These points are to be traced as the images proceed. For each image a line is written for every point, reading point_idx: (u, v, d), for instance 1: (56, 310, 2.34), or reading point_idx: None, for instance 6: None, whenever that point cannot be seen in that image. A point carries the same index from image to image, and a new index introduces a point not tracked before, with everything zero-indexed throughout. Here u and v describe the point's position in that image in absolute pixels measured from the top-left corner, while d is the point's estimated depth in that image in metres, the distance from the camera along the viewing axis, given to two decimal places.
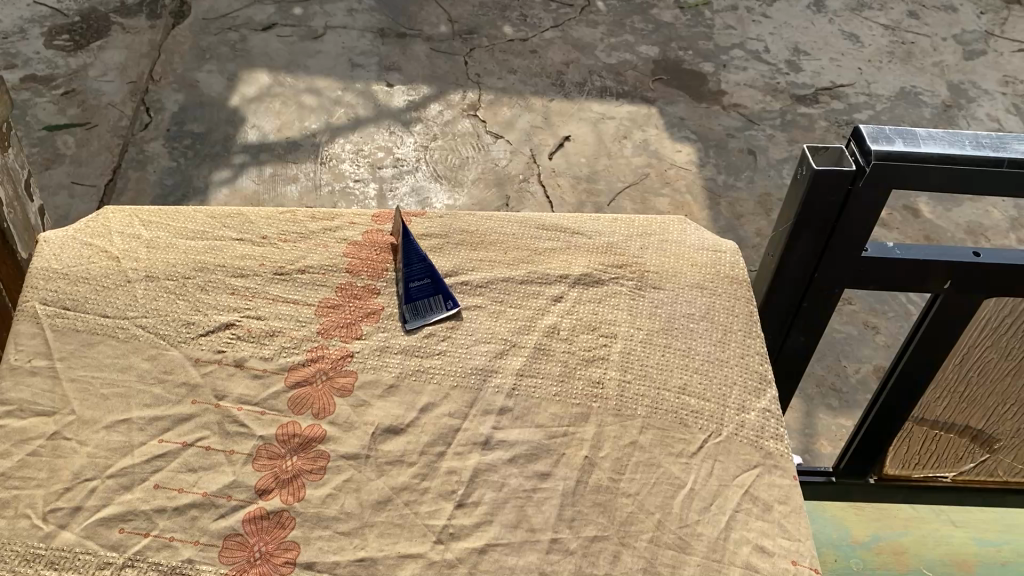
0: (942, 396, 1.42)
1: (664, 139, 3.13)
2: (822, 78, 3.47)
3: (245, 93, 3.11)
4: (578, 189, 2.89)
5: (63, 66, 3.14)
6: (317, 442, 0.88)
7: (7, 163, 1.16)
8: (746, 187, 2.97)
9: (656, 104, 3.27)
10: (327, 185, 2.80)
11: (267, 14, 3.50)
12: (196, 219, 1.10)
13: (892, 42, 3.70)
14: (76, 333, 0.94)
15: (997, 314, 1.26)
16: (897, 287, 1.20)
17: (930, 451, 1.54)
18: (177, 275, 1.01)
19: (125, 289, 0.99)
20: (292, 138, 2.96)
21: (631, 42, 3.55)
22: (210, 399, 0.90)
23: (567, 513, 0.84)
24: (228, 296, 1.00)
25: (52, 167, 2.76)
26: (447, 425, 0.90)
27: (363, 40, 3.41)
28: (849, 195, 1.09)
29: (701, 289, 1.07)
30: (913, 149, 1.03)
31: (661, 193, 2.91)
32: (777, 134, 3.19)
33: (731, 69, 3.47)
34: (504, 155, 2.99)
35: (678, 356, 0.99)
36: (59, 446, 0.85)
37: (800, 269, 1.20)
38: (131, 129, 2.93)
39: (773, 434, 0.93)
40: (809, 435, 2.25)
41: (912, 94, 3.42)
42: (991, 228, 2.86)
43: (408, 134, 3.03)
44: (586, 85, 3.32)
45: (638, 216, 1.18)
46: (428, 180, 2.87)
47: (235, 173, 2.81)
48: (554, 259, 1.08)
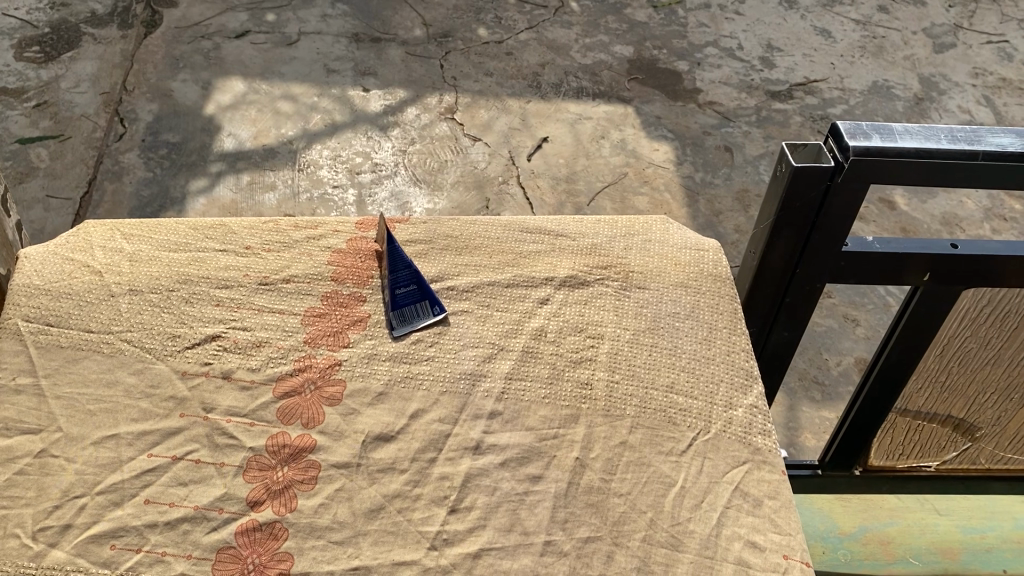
0: (925, 385, 1.43)
1: (641, 138, 3.14)
2: (795, 74, 3.50)
3: (220, 101, 3.09)
4: (557, 190, 2.91)
5: (34, 78, 3.11)
6: (308, 452, 0.88)
7: None
8: (723, 184, 2.99)
9: (633, 103, 3.28)
10: (307, 191, 2.79)
11: (240, 21, 3.48)
12: (177, 231, 1.08)
13: (863, 37, 3.74)
14: (60, 349, 0.93)
15: (976, 305, 1.27)
16: (877, 279, 1.22)
17: (914, 441, 1.55)
18: (161, 287, 1.00)
19: (109, 303, 0.97)
20: (270, 145, 2.95)
21: (606, 42, 3.57)
22: (198, 412, 0.89)
23: (561, 514, 0.84)
24: (214, 307, 0.99)
25: (25, 181, 2.73)
26: (438, 431, 0.90)
27: (338, 46, 3.40)
28: (829, 191, 1.10)
29: (686, 288, 1.07)
30: (890, 144, 1.04)
31: (640, 191, 2.93)
32: (752, 131, 3.22)
33: (705, 67, 3.50)
34: (482, 157, 2.99)
35: (664, 355, 0.99)
36: (46, 463, 0.84)
37: (783, 265, 1.21)
38: (106, 139, 2.91)
39: (761, 430, 0.94)
40: (793, 428, 2.27)
41: (884, 88, 3.46)
42: (966, 218, 2.91)
43: (386, 139, 3.03)
44: (562, 86, 3.33)
45: (621, 217, 1.19)
46: (408, 184, 2.87)
47: (212, 181, 2.80)
48: (540, 262, 1.08)
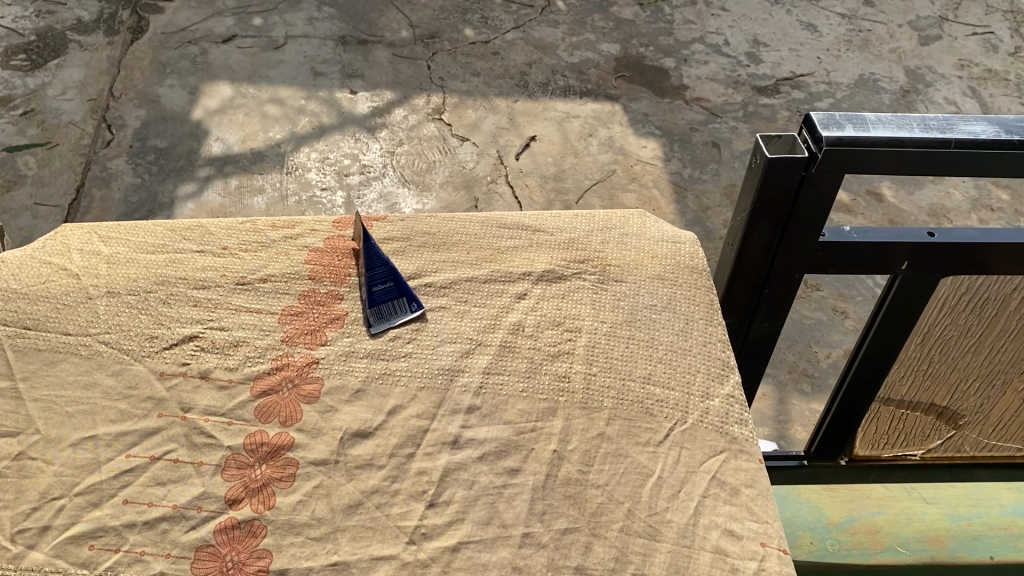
0: (907, 374, 1.44)
1: (629, 135, 3.15)
2: (782, 69, 3.52)
3: (207, 106, 3.10)
4: (546, 188, 2.91)
5: (21, 86, 3.10)
6: (286, 450, 0.88)
7: None
8: (711, 180, 3.00)
9: (620, 101, 3.29)
10: (295, 194, 2.80)
11: (226, 25, 3.48)
12: (155, 233, 1.08)
13: (849, 31, 3.76)
14: (38, 352, 0.93)
15: (954, 293, 1.28)
16: (855, 269, 1.22)
17: (899, 430, 1.56)
18: (138, 289, 1.00)
19: (86, 305, 0.97)
20: (257, 149, 2.96)
21: (592, 40, 3.57)
22: (176, 412, 0.89)
23: (538, 507, 0.85)
24: (191, 308, 0.99)
25: (13, 189, 2.73)
26: (416, 427, 0.90)
27: (325, 48, 3.41)
28: (803, 181, 1.11)
29: (663, 280, 1.07)
30: (863, 133, 1.05)
31: (628, 188, 2.94)
32: (740, 126, 3.23)
33: (692, 64, 3.51)
34: (470, 157, 3.00)
35: (641, 347, 1.00)
36: (24, 466, 0.85)
37: (761, 256, 1.22)
38: (93, 146, 2.91)
39: (738, 420, 0.95)
40: (783, 421, 2.28)
41: (871, 81, 3.47)
42: (953, 209, 2.92)
43: (374, 140, 3.03)
44: (550, 85, 3.33)
45: (599, 211, 1.19)
46: (396, 185, 2.87)
47: (200, 186, 2.80)
48: (517, 257, 1.09)
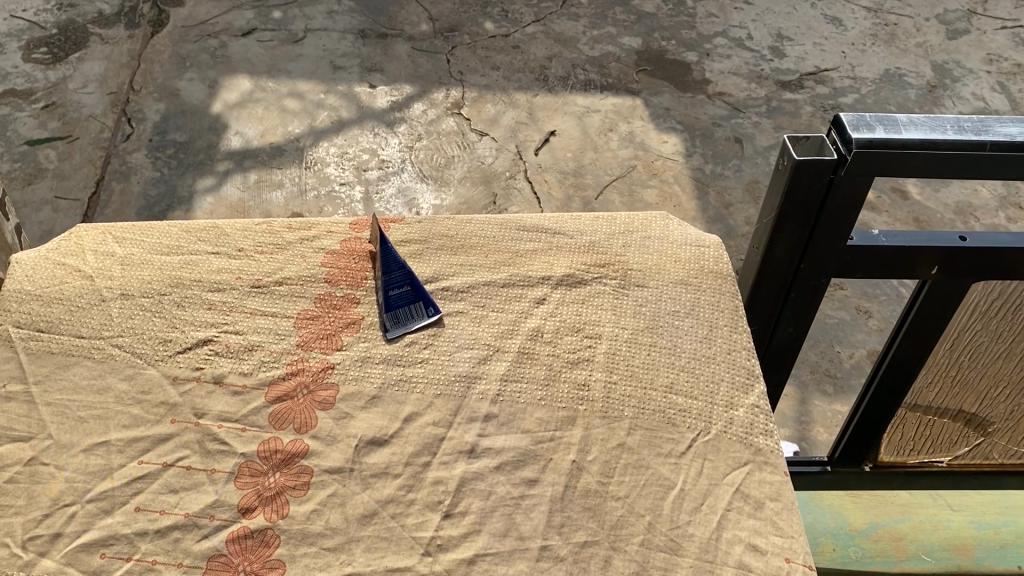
0: (935, 380, 1.40)
1: (650, 131, 3.11)
2: (806, 63, 3.46)
3: (227, 100, 3.09)
4: (565, 184, 2.89)
5: (42, 79, 3.11)
6: (300, 457, 0.86)
7: None
8: (733, 176, 2.96)
9: (641, 95, 3.26)
10: (314, 189, 2.79)
11: (246, 19, 3.48)
12: (170, 234, 1.06)
13: (875, 24, 3.70)
14: (51, 355, 0.92)
15: (985, 298, 1.24)
16: (883, 273, 1.19)
17: (925, 436, 1.52)
18: (152, 292, 0.98)
19: (100, 308, 0.96)
20: (276, 143, 2.95)
21: (613, 34, 3.54)
22: (189, 417, 0.88)
23: (557, 518, 0.83)
24: (206, 311, 0.97)
25: (34, 182, 2.74)
26: (432, 435, 0.88)
27: (344, 42, 3.39)
28: (832, 184, 1.08)
29: (687, 286, 1.04)
30: (894, 135, 1.02)
31: (649, 184, 2.91)
32: (763, 121, 3.18)
33: (714, 58, 3.46)
34: (489, 152, 2.97)
35: (663, 354, 0.97)
36: (36, 471, 0.84)
37: (787, 259, 1.19)
38: (113, 140, 2.91)
39: (763, 430, 0.92)
40: (805, 422, 2.24)
41: (896, 76, 3.42)
42: (981, 207, 2.86)
43: (393, 135, 3.02)
44: (570, 79, 3.30)
45: (621, 213, 1.16)
46: (415, 180, 2.86)
47: (219, 180, 2.79)
48: (536, 260, 1.06)
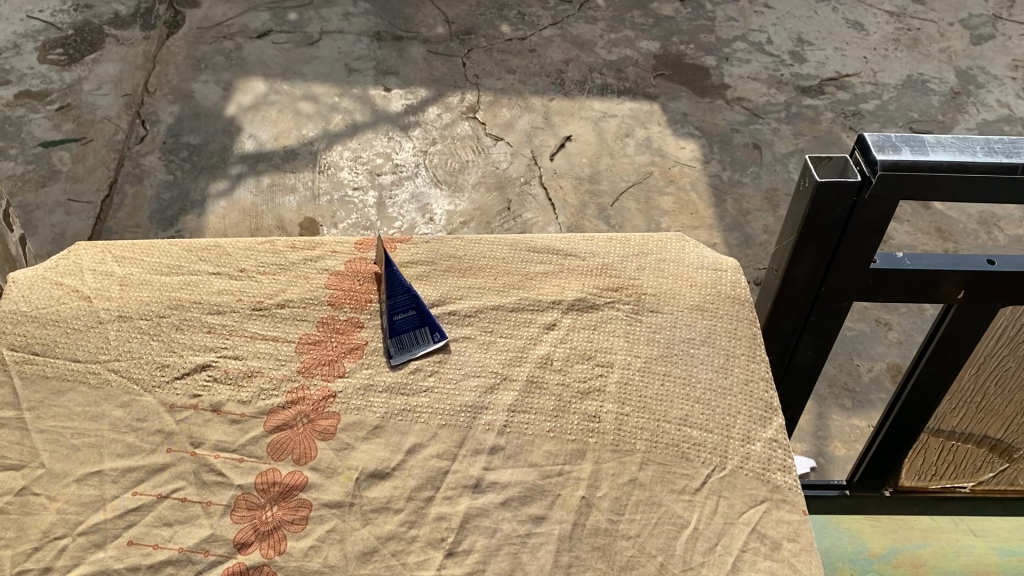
0: (959, 406, 1.36)
1: (667, 136, 3.07)
2: (826, 68, 3.41)
3: (241, 102, 3.07)
4: (580, 190, 2.85)
5: (58, 80, 3.11)
6: (298, 490, 0.83)
7: None
8: (752, 183, 2.91)
9: (659, 100, 3.21)
10: (327, 194, 2.77)
11: (261, 21, 3.46)
12: (171, 252, 1.04)
13: (897, 29, 3.64)
14: (46, 380, 0.89)
15: (1013, 324, 1.20)
16: (907, 296, 1.15)
17: (948, 461, 1.48)
18: (151, 314, 0.96)
19: (98, 330, 0.93)
20: (290, 147, 2.92)
21: (631, 37, 3.49)
22: (186, 447, 0.85)
23: (564, 559, 0.79)
24: (205, 334, 0.94)
25: (47, 185, 2.73)
26: (436, 468, 0.85)
27: (360, 45, 3.37)
28: (855, 207, 1.04)
29: (704, 312, 1.01)
30: (921, 158, 0.98)
31: (665, 191, 2.87)
32: (782, 128, 3.13)
33: (733, 62, 3.41)
34: (504, 157, 2.94)
35: (678, 384, 0.93)
36: (28, 502, 0.81)
37: (807, 281, 1.15)
38: (127, 142, 2.90)
39: (781, 466, 0.88)
40: (822, 437, 2.20)
41: (919, 82, 3.36)
42: (1005, 218, 2.80)
43: (407, 139, 2.99)
44: (586, 83, 3.27)
45: (636, 234, 1.12)
46: (429, 185, 2.83)
47: (232, 184, 2.77)
48: (547, 283, 1.03)
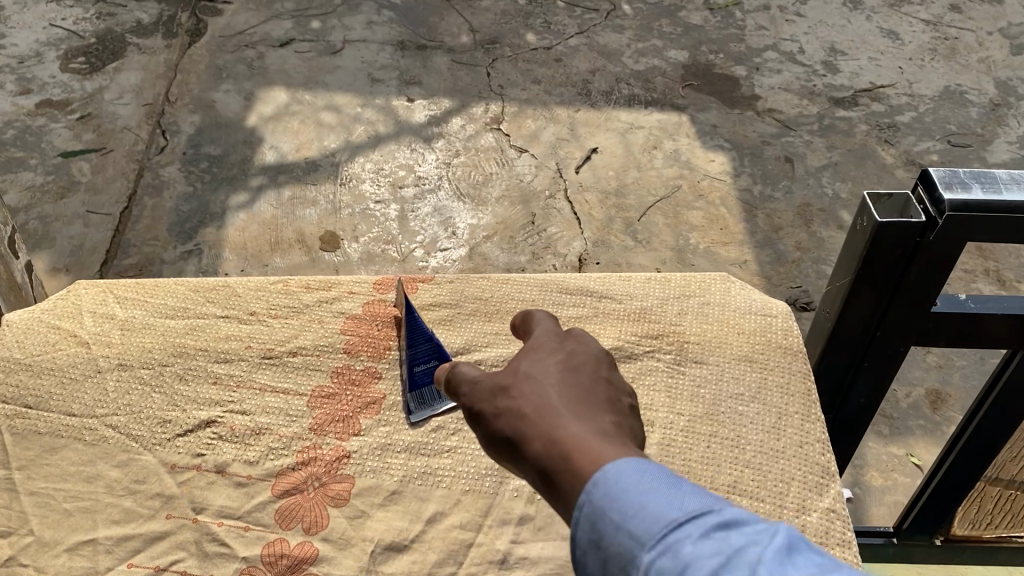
0: (1019, 455, 1.26)
1: (696, 148, 2.98)
2: (861, 79, 3.30)
3: (263, 112, 3.02)
4: (607, 204, 2.77)
5: (79, 89, 3.07)
6: (309, 563, 0.84)
7: None
8: (784, 198, 2.81)
9: (688, 111, 3.12)
10: (348, 207, 2.70)
11: (284, 29, 3.41)
12: (175, 294, 1.08)
13: (934, 38, 3.52)
14: (38, 436, 0.93)
15: None
16: (970, 342, 1.06)
17: (1005, 510, 1.38)
18: (153, 362, 0.99)
19: (95, 380, 0.97)
20: (311, 158, 2.86)
21: (659, 47, 3.41)
22: (186, 513, 0.87)
23: None
24: (211, 386, 0.97)
25: (66, 196, 2.69)
26: (459, 540, 0.85)
27: (383, 54, 3.31)
28: (917, 248, 0.96)
29: (750, 363, 0.97)
30: (993, 196, 0.89)
31: (694, 206, 2.78)
32: (815, 140, 3.03)
33: (764, 72, 3.32)
34: (529, 170, 2.86)
35: (725, 447, 0.88)
36: (13, 571, 0.84)
37: (860, 326, 1.06)
38: (147, 152, 2.85)
39: (840, 541, 0.81)
40: (859, 466, 2.09)
41: (957, 93, 3.24)
42: None
43: (430, 150, 2.92)
44: (613, 93, 3.18)
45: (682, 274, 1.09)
46: (451, 199, 2.75)
47: (253, 196, 2.72)
48: (581, 331, 1.00)
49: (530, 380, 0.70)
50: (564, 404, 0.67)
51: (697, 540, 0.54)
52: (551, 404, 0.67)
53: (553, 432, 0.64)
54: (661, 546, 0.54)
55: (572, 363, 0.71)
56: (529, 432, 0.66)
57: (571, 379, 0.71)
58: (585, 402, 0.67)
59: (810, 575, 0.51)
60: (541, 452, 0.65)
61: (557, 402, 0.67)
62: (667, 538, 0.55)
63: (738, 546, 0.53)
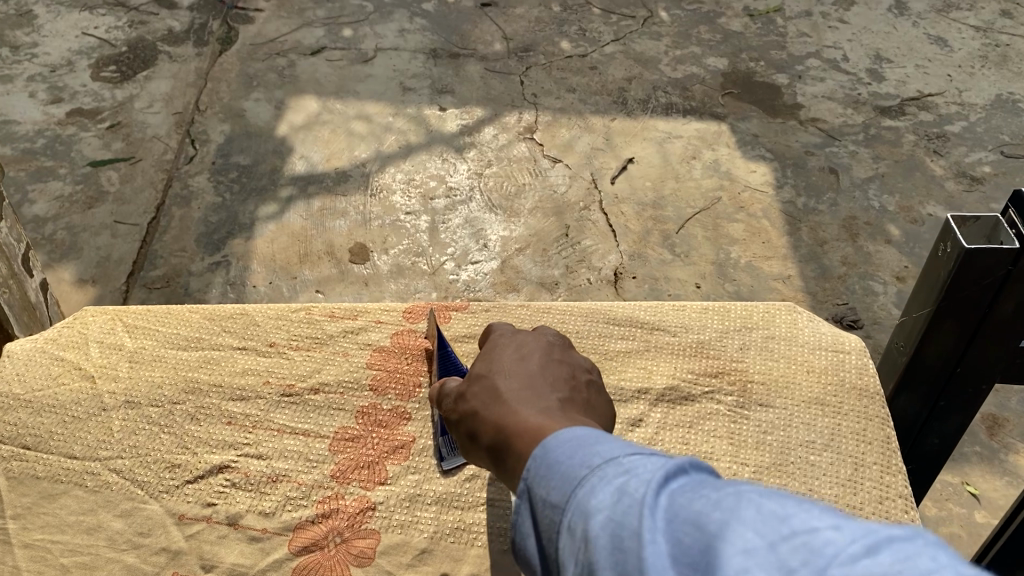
0: None
1: (736, 158, 2.87)
2: (908, 87, 3.17)
3: (293, 122, 2.96)
4: (643, 217, 2.67)
5: (109, 98, 3.03)
6: None
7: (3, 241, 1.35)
8: (829, 211, 2.69)
9: (727, 120, 3.02)
10: (378, 218, 2.63)
11: (315, 37, 3.36)
12: (189, 330, 1.24)
13: (984, 45, 3.39)
14: (36, 480, 1.05)
15: None
16: None
17: None
18: (161, 400, 1.14)
19: (99, 418, 1.11)
20: (342, 169, 2.80)
21: (697, 54, 3.31)
22: (196, 568, 0.97)
23: None
24: (226, 426, 1.11)
25: (95, 206, 2.64)
26: None
27: (415, 62, 3.24)
28: (1007, 277, 0.94)
29: (822, 405, 1.13)
30: None
31: (735, 218, 2.66)
32: (861, 151, 2.90)
33: (807, 81, 3.20)
34: (562, 181, 2.77)
35: (803, 479, 1.04)
36: None
37: (938, 364, 1.07)
38: (176, 162, 2.80)
39: None
40: None
41: (1010, 102, 3.11)
42: None
43: (461, 161, 2.84)
44: (650, 102, 3.09)
45: (745, 311, 1.30)
46: (483, 210, 2.67)
47: (282, 207, 2.66)
48: (631, 366, 1.20)
49: (482, 382, 0.85)
50: (508, 393, 0.81)
51: (599, 489, 0.56)
52: (501, 397, 0.80)
53: (500, 418, 0.77)
54: (573, 502, 0.58)
55: (519, 362, 0.86)
56: (485, 419, 0.79)
57: (520, 372, 0.85)
58: (530, 389, 0.81)
59: (687, 511, 0.51)
60: (489, 436, 0.77)
61: (505, 393, 0.81)
62: (576, 494, 0.58)
63: (633, 488, 0.54)
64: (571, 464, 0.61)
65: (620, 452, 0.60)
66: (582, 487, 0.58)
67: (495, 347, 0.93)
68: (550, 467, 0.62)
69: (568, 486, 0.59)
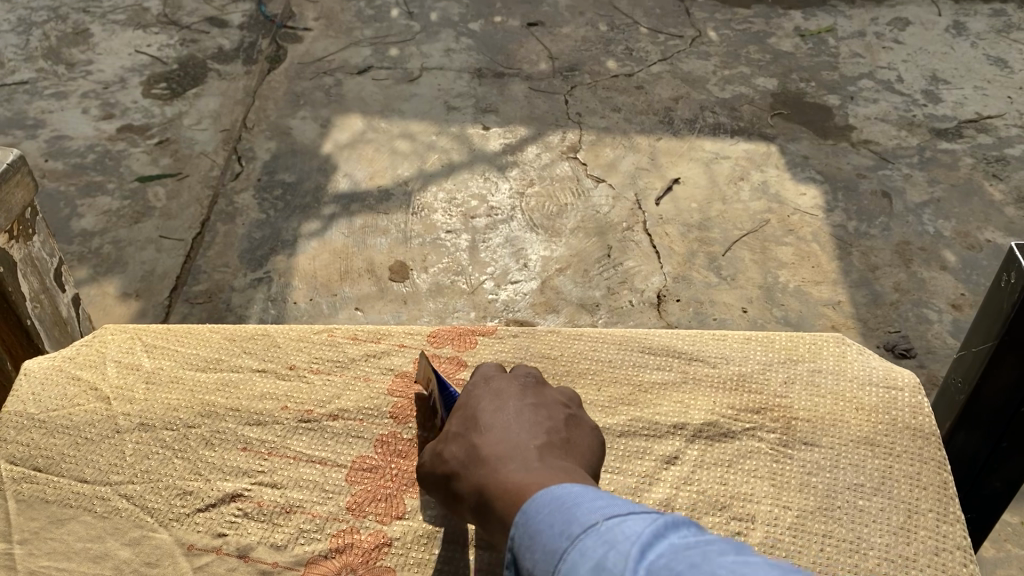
0: None
1: (785, 180, 2.80)
2: (966, 109, 3.07)
3: (338, 140, 2.97)
4: (688, 238, 2.61)
5: (159, 115, 3.07)
6: None
7: (34, 253, 1.37)
8: (881, 235, 2.60)
9: (776, 141, 2.95)
10: (418, 236, 2.61)
11: (363, 56, 3.37)
12: (209, 351, 1.24)
13: None
14: (46, 504, 1.05)
15: None
16: None
17: None
18: (176, 424, 1.13)
19: (113, 441, 1.11)
20: (384, 187, 2.79)
21: (746, 74, 3.25)
22: None
23: None
24: (241, 452, 1.11)
25: (141, 221, 2.67)
26: None
27: (460, 81, 3.23)
28: None
29: (872, 446, 1.08)
30: None
31: (783, 241, 2.59)
32: (915, 174, 2.81)
33: (859, 102, 3.12)
34: (605, 201, 2.73)
35: (851, 525, 1.00)
36: None
37: (995, 403, 1.11)
38: (222, 178, 2.82)
39: None
40: None
41: None
42: None
43: (504, 180, 2.82)
44: (697, 122, 3.03)
45: (796, 338, 1.25)
46: (524, 230, 2.64)
47: (325, 225, 2.65)
48: (668, 399, 1.15)
49: (460, 440, 0.88)
50: (481, 452, 0.84)
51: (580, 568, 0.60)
52: (479, 456, 0.83)
53: (480, 480, 0.80)
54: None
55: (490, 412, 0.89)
56: (467, 480, 0.82)
57: (491, 424, 0.88)
58: (505, 442, 0.84)
59: None
60: (474, 502, 0.81)
61: (480, 452, 0.84)
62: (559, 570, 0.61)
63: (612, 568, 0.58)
64: (551, 533, 0.65)
65: (597, 516, 0.64)
66: (563, 561, 0.62)
67: (470, 396, 0.96)
68: (533, 537, 0.66)
69: (550, 561, 0.62)
